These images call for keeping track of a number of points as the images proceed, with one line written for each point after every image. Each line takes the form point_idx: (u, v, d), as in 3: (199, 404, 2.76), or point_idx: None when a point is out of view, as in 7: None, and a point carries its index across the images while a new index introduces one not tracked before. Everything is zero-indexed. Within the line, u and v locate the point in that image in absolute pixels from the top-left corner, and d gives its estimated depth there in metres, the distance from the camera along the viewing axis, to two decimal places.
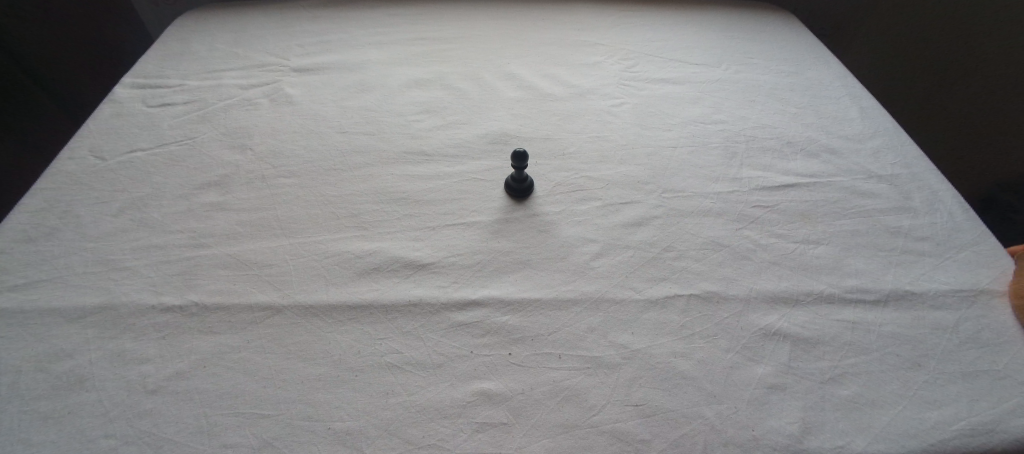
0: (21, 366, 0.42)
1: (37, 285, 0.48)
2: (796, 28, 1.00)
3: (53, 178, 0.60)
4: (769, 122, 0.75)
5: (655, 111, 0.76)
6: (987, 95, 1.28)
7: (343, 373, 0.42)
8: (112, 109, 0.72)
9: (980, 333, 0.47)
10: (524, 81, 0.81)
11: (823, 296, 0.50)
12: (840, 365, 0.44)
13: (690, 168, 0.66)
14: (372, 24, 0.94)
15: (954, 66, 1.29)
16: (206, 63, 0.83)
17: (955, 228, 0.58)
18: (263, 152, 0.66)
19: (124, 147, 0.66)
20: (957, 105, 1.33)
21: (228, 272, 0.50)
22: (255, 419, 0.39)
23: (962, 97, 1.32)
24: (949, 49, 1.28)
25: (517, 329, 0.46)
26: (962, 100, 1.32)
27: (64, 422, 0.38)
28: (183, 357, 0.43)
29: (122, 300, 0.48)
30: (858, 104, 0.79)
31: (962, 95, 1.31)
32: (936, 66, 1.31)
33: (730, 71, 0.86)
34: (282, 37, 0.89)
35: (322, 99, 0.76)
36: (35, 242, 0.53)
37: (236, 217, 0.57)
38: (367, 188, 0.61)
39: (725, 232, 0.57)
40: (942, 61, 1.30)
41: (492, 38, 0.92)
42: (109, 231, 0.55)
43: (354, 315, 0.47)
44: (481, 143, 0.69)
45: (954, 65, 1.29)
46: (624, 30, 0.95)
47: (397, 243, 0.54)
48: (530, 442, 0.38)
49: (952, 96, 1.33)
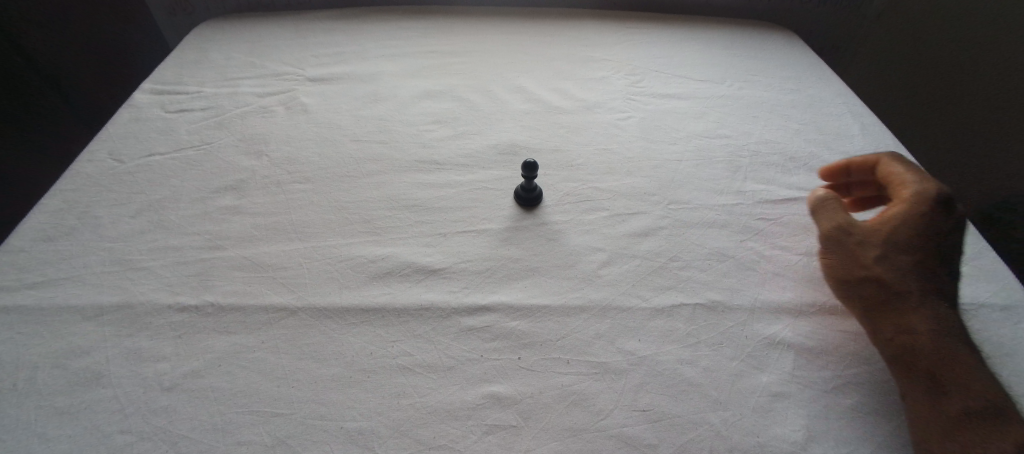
0: (38, 362, 0.43)
1: (55, 284, 0.49)
2: (797, 47, 1.03)
3: (73, 180, 0.62)
4: (772, 138, 0.76)
5: (660, 125, 0.78)
6: (976, 98, 1.23)
7: (357, 373, 0.43)
8: (131, 114, 0.74)
9: (982, 346, 0.48)
10: (533, 94, 0.83)
11: (827, 307, 0.51)
12: (843, 374, 0.45)
13: (695, 181, 0.68)
14: (384, 36, 0.97)
15: (941, 68, 1.28)
16: (223, 72, 0.85)
17: (956, 243, 0.59)
18: (279, 158, 0.68)
19: (142, 151, 0.68)
20: (948, 108, 1.30)
21: (243, 274, 0.52)
22: (269, 418, 0.40)
23: (950, 99, 1.29)
24: (937, 51, 1.27)
25: (527, 334, 0.47)
26: (953, 103, 1.29)
27: (80, 417, 0.39)
28: (199, 356, 0.44)
29: (139, 299, 0.49)
30: (859, 121, 0.81)
31: (953, 98, 1.28)
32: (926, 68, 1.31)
33: (733, 87, 0.88)
34: (298, 48, 0.92)
35: (336, 108, 0.78)
36: (53, 241, 0.54)
37: (252, 221, 0.58)
38: (380, 194, 0.63)
39: (730, 244, 0.58)
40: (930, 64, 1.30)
41: (501, 52, 0.94)
42: (126, 232, 0.56)
43: (367, 317, 0.48)
44: (492, 153, 0.71)
45: (943, 69, 1.28)
46: (629, 46, 0.98)
47: (409, 249, 0.55)
48: (538, 445, 0.39)
49: (941, 101, 1.31)
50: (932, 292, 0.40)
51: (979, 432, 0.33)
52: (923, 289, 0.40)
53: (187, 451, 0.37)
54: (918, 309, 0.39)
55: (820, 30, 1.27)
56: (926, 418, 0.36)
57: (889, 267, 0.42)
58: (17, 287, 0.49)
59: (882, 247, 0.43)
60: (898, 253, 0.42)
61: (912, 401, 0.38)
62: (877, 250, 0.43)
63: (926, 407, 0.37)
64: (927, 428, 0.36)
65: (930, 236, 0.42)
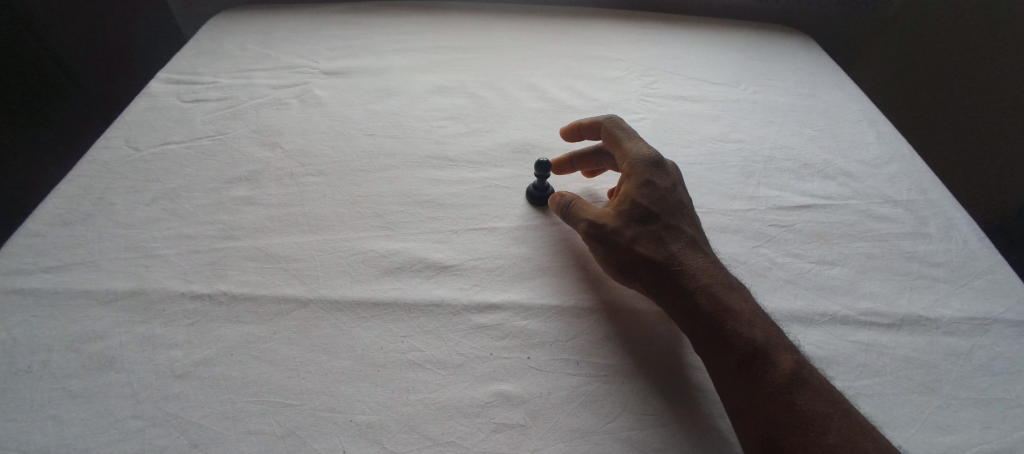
0: (54, 345, 0.43)
1: (70, 269, 0.50)
2: (814, 52, 1.02)
3: (89, 167, 0.62)
4: (786, 144, 0.76)
5: (674, 127, 0.77)
6: (987, 112, 1.24)
7: (366, 367, 0.43)
8: (147, 102, 0.75)
9: (994, 361, 0.47)
10: (546, 92, 0.83)
11: (838, 317, 0.51)
12: (852, 385, 0.44)
13: (708, 185, 0.67)
14: (398, 31, 0.97)
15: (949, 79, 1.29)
16: (238, 62, 0.86)
17: (970, 255, 0.58)
18: (292, 150, 0.68)
19: (157, 139, 0.68)
20: (959, 121, 1.30)
21: (256, 265, 0.52)
22: (280, 408, 0.40)
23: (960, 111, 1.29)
24: (953, 63, 1.27)
25: (536, 334, 0.47)
26: (964, 116, 1.28)
27: (95, 401, 0.40)
28: (211, 345, 0.44)
29: (152, 287, 0.49)
30: (874, 129, 0.80)
31: (965, 111, 1.28)
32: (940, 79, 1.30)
33: (748, 91, 0.87)
34: (312, 41, 0.92)
35: (349, 102, 0.78)
36: (69, 227, 0.54)
37: (265, 212, 0.58)
38: (392, 189, 0.63)
39: (741, 249, 0.58)
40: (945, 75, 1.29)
41: (515, 49, 0.94)
42: (141, 219, 0.56)
43: (377, 311, 0.48)
44: (504, 151, 0.70)
45: (957, 81, 1.27)
46: (644, 47, 0.97)
47: (420, 244, 0.55)
48: (547, 444, 0.39)
49: (953, 113, 1.30)
50: (686, 254, 0.48)
51: (748, 367, 0.40)
52: (679, 254, 0.48)
53: (198, 438, 0.38)
54: (677, 271, 0.47)
55: (836, 37, 1.26)
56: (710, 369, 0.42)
57: (649, 244, 0.50)
58: (33, 270, 0.49)
59: (634, 228, 0.51)
60: (640, 229, 0.51)
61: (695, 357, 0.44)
62: (631, 232, 0.51)
63: (706, 357, 0.43)
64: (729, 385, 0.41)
65: (640, 212, 0.52)
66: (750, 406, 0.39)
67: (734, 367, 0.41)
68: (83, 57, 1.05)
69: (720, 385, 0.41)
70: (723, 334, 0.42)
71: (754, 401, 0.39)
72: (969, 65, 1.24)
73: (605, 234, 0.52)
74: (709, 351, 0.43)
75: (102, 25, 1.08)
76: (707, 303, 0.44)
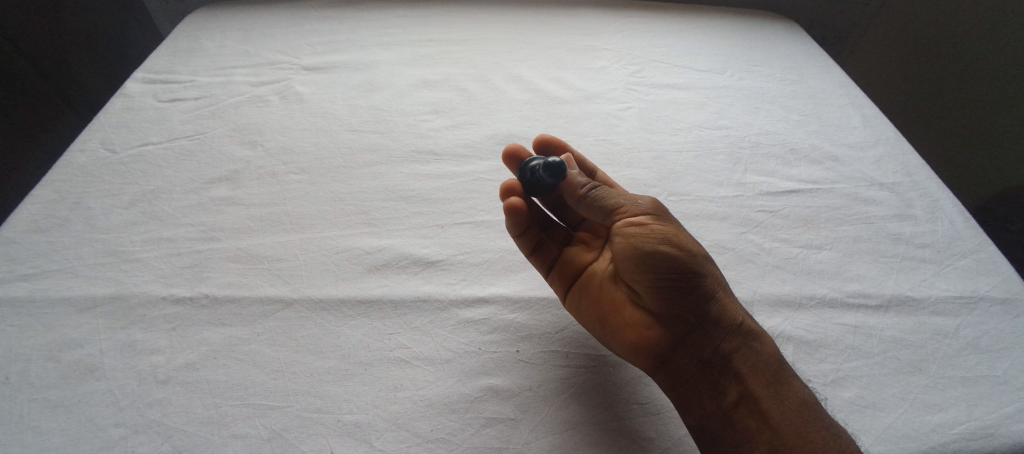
0: (32, 354, 0.42)
1: (45, 276, 0.49)
2: (799, 38, 1.02)
3: (64, 171, 0.61)
4: (772, 129, 0.76)
5: (661, 115, 0.77)
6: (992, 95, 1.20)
7: (353, 366, 0.43)
8: (123, 103, 0.73)
9: (981, 340, 0.48)
10: (532, 84, 0.82)
11: (826, 300, 0.51)
12: (842, 368, 0.45)
13: (695, 172, 0.67)
14: (381, 24, 0.95)
15: (941, 61, 1.28)
16: (217, 59, 0.84)
17: (956, 235, 0.59)
18: (274, 149, 0.67)
19: (135, 141, 0.66)
20: (967, 100, 1.25)
21: (237, 266, 0.51)
22: (266, 411, 0.39)
23: (949, 92, 1.28)
24: (958, 45, 1.23)
25: (525, 326, 0.47)
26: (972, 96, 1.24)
27: (74, 411, 0.39)
28: (195, 349, 0.43)
29: (134, 292, 0.48)
30: (860, 113, 0.80)
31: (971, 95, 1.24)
32: (946, 64, 1.27)
33: (734, 78, 0.87)
34: (293, 37, 0.90)
35: (334, 98, 0.76)
36: (45, 233, 0.53)
37: (247, 212, 0.57)
38: (378, 186, 0.62)
39: (729, 236, 0.58)
40: (950, 56, 1.26)
41: (499, 41, 0.93)
42: (120, 223, 0.55)
43: (364, 310, 0.47)
44: (490, 143, 0.70)
45: (951, 58, 1.26)
46: (630, 36, 0.96)
47: (405, 240, 0.55)
48: (537, 438, 0.38)
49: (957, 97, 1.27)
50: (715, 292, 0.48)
51: (815, 406, 0.38)
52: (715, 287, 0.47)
53: (182, 444, 0.37)
54: (731, 293, 0.44)
55: (820, 25, 1.26)
56: (769, 400, 0.38)
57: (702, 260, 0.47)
58: (8, 279, 0.48)
59: None
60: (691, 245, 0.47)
61: (749, 390, 0.38)
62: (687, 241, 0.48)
63: (766, 389, 0.38)
64: (804, 423, 0.36)
65: None
66: (826, 439, 0.35)
67: (801, 402, 0.38)
68: (76, 61, 1.04)
69: (779, 423, 0.37)
70: (783, 366, 0.40)
71: (823, 435, 0.36)
72: (961, 47, 1.23)
73: (675, 223, 0.44)
74: (774, 377, 0.39)
75: (97, 32, 1.08)
76: (765, 333, 0.42)
